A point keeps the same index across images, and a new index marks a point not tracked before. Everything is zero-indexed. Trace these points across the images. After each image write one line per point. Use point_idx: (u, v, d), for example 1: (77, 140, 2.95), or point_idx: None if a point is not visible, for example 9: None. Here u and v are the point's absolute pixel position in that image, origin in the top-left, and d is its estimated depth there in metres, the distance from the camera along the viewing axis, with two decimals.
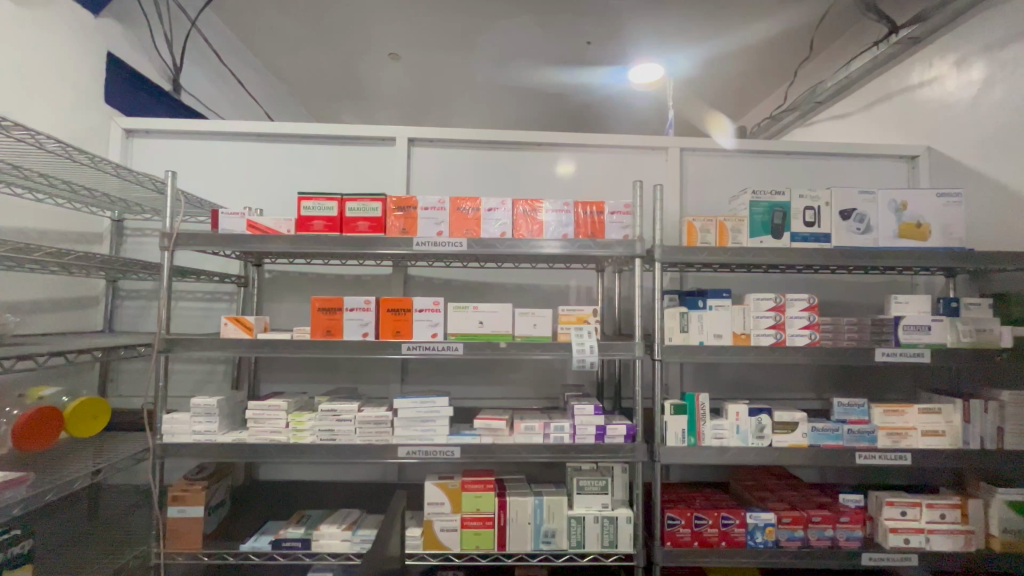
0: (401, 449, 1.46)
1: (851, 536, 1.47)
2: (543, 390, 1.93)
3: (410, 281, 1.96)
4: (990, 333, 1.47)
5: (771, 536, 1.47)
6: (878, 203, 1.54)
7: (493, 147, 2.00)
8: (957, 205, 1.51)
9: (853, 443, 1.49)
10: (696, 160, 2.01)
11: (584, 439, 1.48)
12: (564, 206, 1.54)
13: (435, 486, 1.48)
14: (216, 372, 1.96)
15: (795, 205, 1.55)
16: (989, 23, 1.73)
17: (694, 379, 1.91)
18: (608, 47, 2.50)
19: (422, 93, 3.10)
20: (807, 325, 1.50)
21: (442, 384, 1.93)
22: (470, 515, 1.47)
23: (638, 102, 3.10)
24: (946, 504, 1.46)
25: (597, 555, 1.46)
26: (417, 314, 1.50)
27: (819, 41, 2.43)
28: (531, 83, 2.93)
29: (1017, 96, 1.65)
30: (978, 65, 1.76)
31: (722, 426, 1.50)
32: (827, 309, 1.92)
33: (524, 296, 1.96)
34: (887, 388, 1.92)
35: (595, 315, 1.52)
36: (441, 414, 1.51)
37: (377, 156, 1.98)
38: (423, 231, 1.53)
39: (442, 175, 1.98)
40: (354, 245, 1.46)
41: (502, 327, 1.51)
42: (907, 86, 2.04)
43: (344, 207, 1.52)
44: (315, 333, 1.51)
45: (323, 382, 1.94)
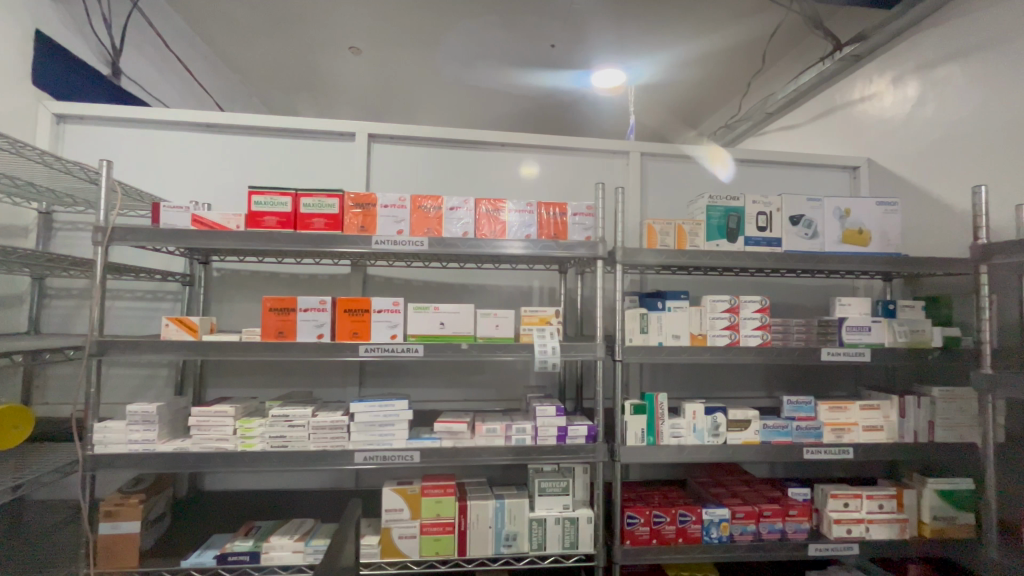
0: (358, 455, 1.41)
1: (799, 528, 1.54)
2: (505, 392, 1.92)
3: (370, 280, 1.90)
4: (922, 333, 1.57)
5: (725, 531, 1.52)
6: (824, 210, 1.61)
7: (456, 146, 1.97)
8: (894, 213, 1.60)
9: (801, 439, 1.56)
10: (656, 165, 2.06)
11: (545, 440, 1.47)
12: (527, 206, 1.54)
13: (393, 492, 1.45)
14: (157, 376, 1.83)
15: (749, 210, 1.60)
16: (922, 44, 1.86)
17: (653, 379, 1.94)
18: (571, 50, 2.52)
19: (384, 89, 3.03)
20: (759, 326, 1.56)
21: (403, 387, 1.88)
22: (430, 521, 1.44)
23: (601, 106, 3.16)
24: (884, 495, 1.54)
25: (558, 556, 1.46)
26: (376, 314, 1.45)
27: (770, 55, 2.55)
28: (495, 84, 2.92)
29: (946, 113, 1.78)
30: (912, 83, 1.89)
31: (680, 424, 1.54)
32: (777, 310, 2.00)
33: (487, 298, 1.94)
34: (832, 387, 2.02)
35: (557, 316, 1.52)
36: (401, 418, 1.47)
37: (335, 151, 1.91)
38: (383, 229, 1.48)
39: (404, 173, 1.93)
40: (311, 242, 1.40)
41: (464, 328, 1.49)
42: (849, 101, 2.18)
43: (298, 203, 1.45)
44: (266, 335, 1.44)
45: (276, 386, 1.85)
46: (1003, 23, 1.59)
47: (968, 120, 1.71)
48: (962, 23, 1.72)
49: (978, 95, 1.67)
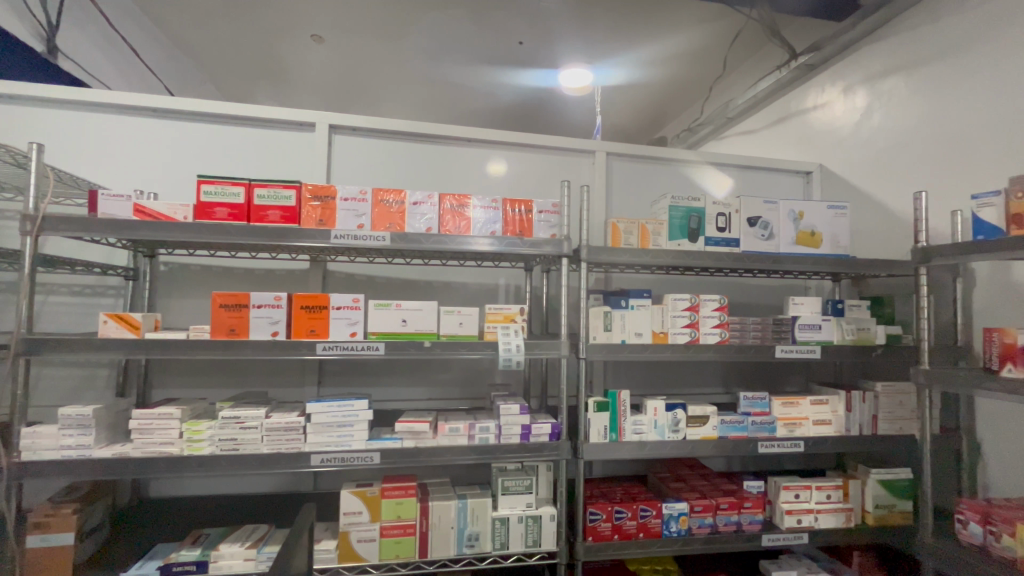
0: (314, 457, 1.36)
1: (753, 520, 1.59)
2: (470, 390, 1.90)
3: (330, 276, 1.84)
4: (868, 331, 1.66)
5: (684, 525, 1.55)
6: (780, 212, 1.66)
7: (421, 140, 1.92)
8: (843, 217, 1.68)
9: (756, 434, 1.61)
10: (622, 165, 2.08)
11: (509, 439, 1.46)
12: (493, 203, 1.52)
13: (351, 494, 1.40)
14: (96, 377, 1.71)
15: (709, 211, 1.64)
16: (871, 56, 1.95)
17: (616, 376, 1.97)
18: (539, 48, 2.51)
19: (348, 80, 2.94)
20: (717, 324, 1.60)
21: (365, 386, 1.83)
22: (390, 523, 1.41)
23: (568, 106, 3.18)
24: (832, 486, 1.61)
25: (521, 555, 1.45)
26: (334, 311, 1.40)
27: (731, 61, 2.63)
28: (463, 79, 2.88)
29: (891, 122, 1.88)
30: (861, 93, 1.99)
31: (641, 421, 1.56)
32: (736, 309, 2.06)
33: (452, 295, 1.91)
34: (786, 382, 2.09)
35: (522, 314, 1.51)
36: (361, 419, 1.42)
37: (293, 141, 1.83)
38: (342, 223, 1.44)
39: (366, 166, 1.88)
40: (265, 235, 1.34)
41: (426, 325, 1.45)
42: (803, 108, 2.28)
43: (252, 194, 1.38)
44: (216, 333, 1.36)
45: (229, 386, 1.76)
46: (943, 39, 1.69)
47: (910, 130, 1.81)
48: (907, 38, 1.81)
49: (920, 107, 1.77)
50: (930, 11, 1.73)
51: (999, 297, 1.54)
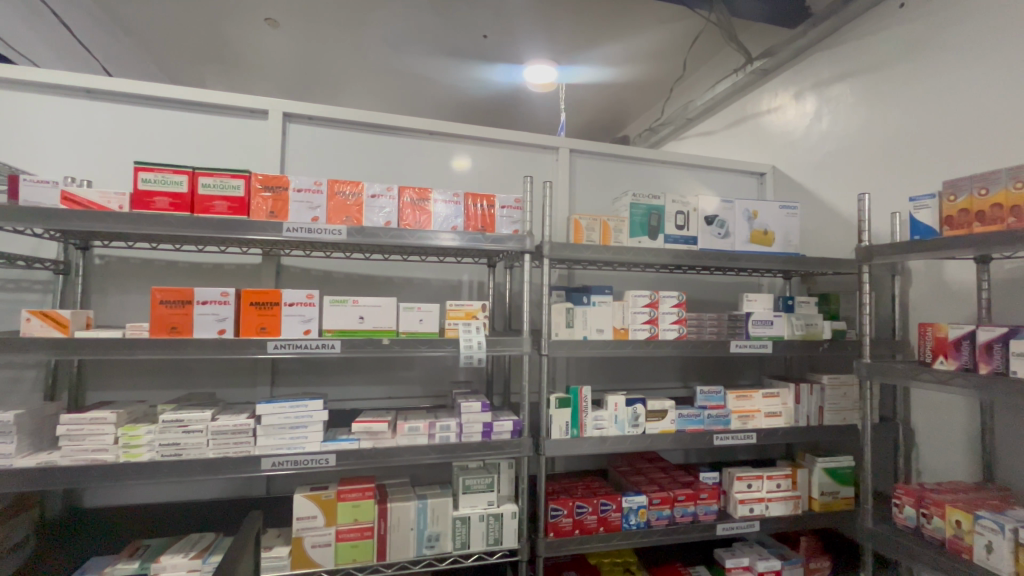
0: (265, 461, 1.29)
1: (708, 510, 1.64)
2: (431, 388, 1.86)
3: (284, 272, 1.76)
4: (816, 326, 1.73)
5: (643, 517, 1.58)
6: (735, 211, 1.71)
7: (381, 131, 1.87)
8: (794, 217, 1.74)
9: (712, 427, 1.65)
10: (585, 162, 2.09)
11: (470, 437, 1.44)
12: (454, 197, 1.49)
13: (305, 498, 1.35)
14: (21, 380, 1.57)
15: (668, 209, 1.67)
16: (820, 64, 2.05)
17: (579, 372, 1.98)
18: (504, 43, 2.49)
19: (305, 67, 2.82)
20: (676, 320, 1.63)
21: (321, 385, 1.76)
22: (346, 526, 1.37)
23: (533, 102, 3.17)
24: (782, 475, 1.68)
25: (482, 554, 1.44)
26: (287, 308, 1.34)
27: (691, 64, 2.70)
28: (426, 71, 2.82)
29: (838, 127, 1.97)
30: (811, 99, 2.09)
31: (602, 416, 1.57)
32: (694, 305, 2.11)
33: (414, 291, 1.87)
34: (741, 376, 2.17)
35: (484, 310, 1.49)
36: (315, 419, 1.37)
37: (244, 129, 1.74)
38: (296, 216, 1.37)
39: (324, 157, 1.80)
40: (210, 227, 1.26)
41: (385, 322, 1.41)
42: (759, 111, 2.36)
43: (196, 182, 1.30)
44: (155, 332, 1.27)
45: (173, 388, 1.65)
46: (887, 49, 1.78)
47: (856, 135, 1.90)
48: (854, 47, 1.90)
49: (864, 113, 1.87)
50: (875, 22, 1.82)
51: (932, 294, 1.64)
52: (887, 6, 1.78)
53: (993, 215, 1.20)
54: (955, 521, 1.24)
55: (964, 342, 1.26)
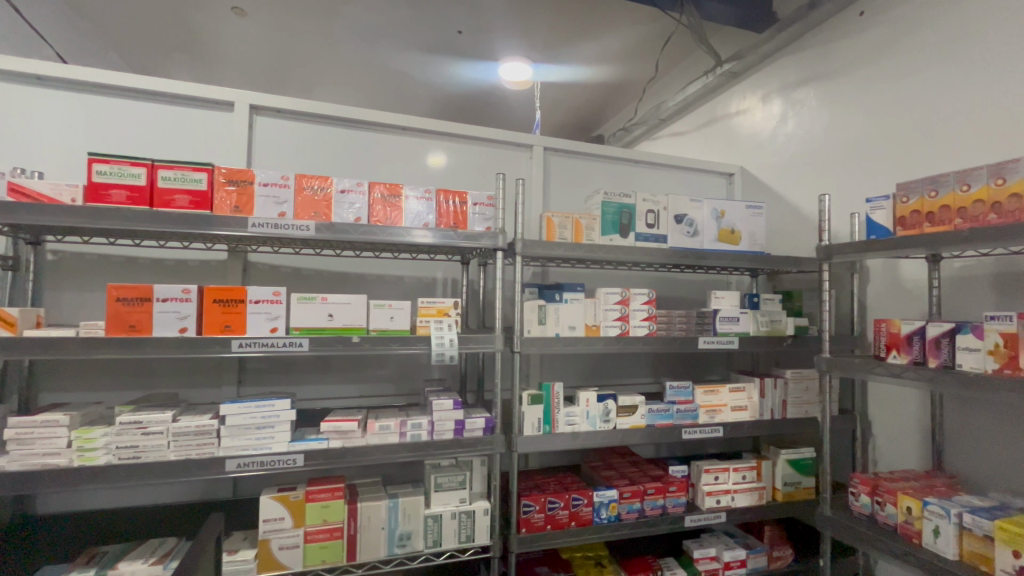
0: (229, 462, 1.26)
1: (677, 503, 1.67)
2: (404, 386, 1.84)
3: (251, 268, 1.71)
4: (780, 322, 1.79)
5: (614, 511, 1.60)
6: (704, 210, 1.75)
7: (353, 126, 1.83)
8: (759, 216, 1.79)
9: (680, 421, 1.69)
10: (559, 160, 2.10)
11: (442, 435, 1.44)
12: (426, 193, 1.48)
13: (272, 499, 1.32)
14: None
15: (639, 207, 1.70)
16: (785, 68, 2.11)
17: (552, 369, 2.00)
18: (478, 39, 2.48)
19: (275, 59, 2.75)
20: (646, 317, 1.66)
21: (291, 384, 1.73)
22: (315, 527, 1.34)
23: (509, 99, 3.17)
24: (747, 467, 1.73)
25: (454, 551, 1.44)
26: (252, 305, 1.31)
27: (663, 64, 2.74)
28: (401, 66, 2.78)
29: (802, 130, 2.04)
30: (777, 102, 2.15)
31: (574, 412, 1.59)
32: (665, 302, 2.15)
33: (386, 289, 1.85)
34: (710, 371, 2.22)
35: (456, 307, 1.49)
36: (283, 419, 1.34)
37: (209, 121, 1.68)
38: (261, 211, 1.34)
39: (293, 151, 1.76)
40: (170, 222, 1.21)
41: (355, 320, 1.39)
42: (728, 112, 2.42)
43: (155, 175, 1.25)
44: (111, 330, 1.22)
45: (132, 389, 1.59)
46: (849, 55, 1.85)
47: (819, 138, 1.97)
48: (817, 52, 1.97)
49: (826, 116, 1.94)
50: (837, 29, 1.89)
51: (888, 292, 1.72)
52: (849, 14, 1.84)
53: (942, 216, 1.26)
54: (906, 507, 1.30)
55: (915, 337, 1.32)
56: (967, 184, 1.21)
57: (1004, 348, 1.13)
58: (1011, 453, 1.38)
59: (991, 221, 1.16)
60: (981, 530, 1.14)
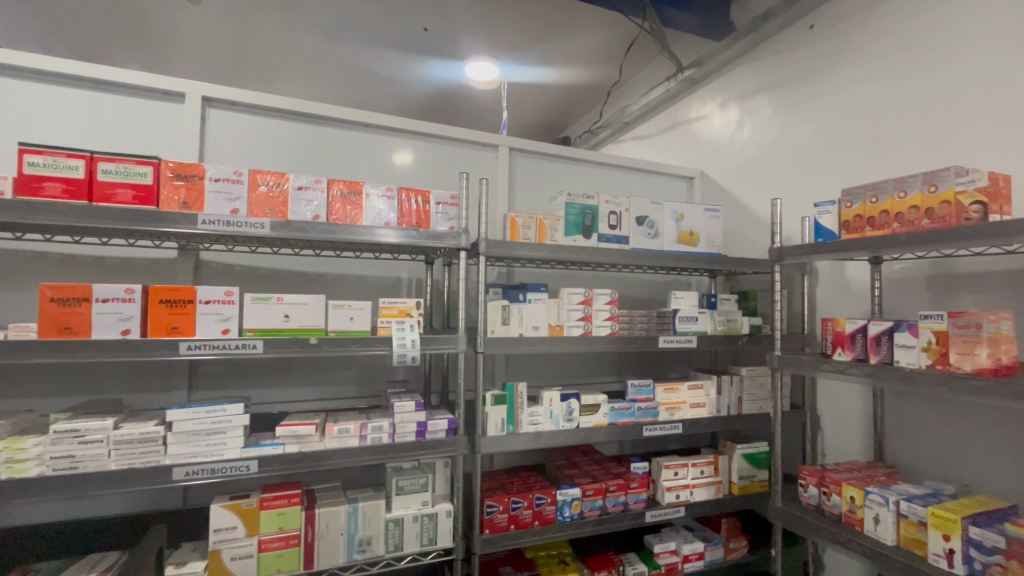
0: (176, 470, 1.20)
1: (638, 499, 1.71)
2: (366, 388, 1.80)
3: (203, 267, 1.64)
4: (736, 321, 1.85)
5: (577, 509, 1.62)
6: (664, 213, 1.79)
7: (313, 122, 1.78)
8: (717, 219, 1.85)
9: (641, 419, 1.72)
10: (525, 161, 2.11)
11: (403, 437, 1.41)
12: (388, 192, 1.46)
13: (223, 508, 1.27)
14: None
15: (602, 209, 1.72)
16: (742, 76, 2.19)
17: (517, 369, 2.00)
18: (444, 37, 2.45)
19: (232, 49, 2.64)
20: (608, 317, 1.68)
21: (246, 388, 1.66)
22: (270, 535, 1.30)
23: (475, 99, 3.15)
24: (705, 462, 1.78)
25: (416, 555, 1.42)
26: (202, 306, 1.25)
27: (627, 69, 2.79)
28: (365, 61, 2.73)
29: (758, 136, 2.12)
30: (734, 109, 2.23)
31: (537, 412, 1.60)
32: (628, 302, 2.19)
33: (348, 289, 1.80)
34: (671, 369, 2.27)
35: (418, 308, 1.47)
36: (235, 424, 1.29)
37: (157, 112, 1.60)
38: (212, 208, 1.28)
39: (249, 146, 1.70)
40: (111, 218, 1.15)
41: (312, 321, 1.35)
42: (689, 118, 2.49)
43: (94, 168, 1.18)
44: (44, 333, 1.14)
45: (70, 395, 1.50)
46: (800, 66, 1.93)
47: (773, 144, 2.05)
48: (771, 62, 2.05)
49: (780, 123, 2.02)
50: (790, 40, 1.97)
51: (836, 292, 1.80)
52: (800, 26, 1.93)
53: (881, 221, 1.34)
54: (850, 497, 1.37)
55: (857, 335, 1.40)
56: (904, 192, 1.29)
57: (936, 345, 1.20)
58: (944, 443, 1.47)
59: (924, 226, 1.24)
60: (916, 516, 1.22)
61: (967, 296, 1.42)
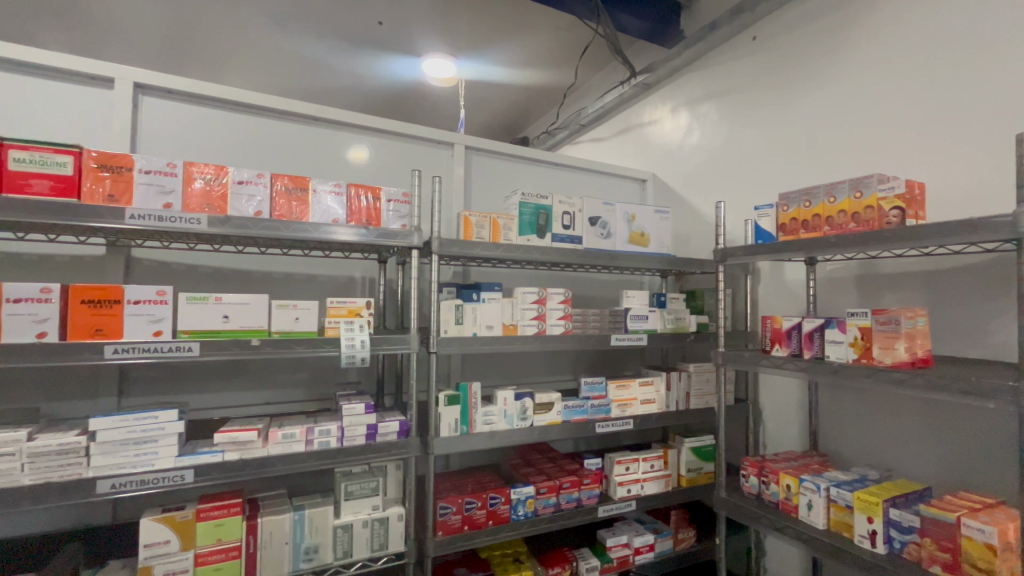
0: (101, 483, 1.11)
1: (591, 494, 1.73)
2: (315, 391, 1.74)
3: (135, 266, 1.54)
4: (684, 319, 1.91)
5: (530, 507, 1.63)
6: (616, 214, 1.83)
7: (258, 113, 1.70)
8: (666, 220, 1.91)
9: (594, 415, 1.75)
10: (481, 160, 2.10)
11: (352, 441, 1.37)
12: (337, 188, 1.41)
13: (155, 521, 1.20)
14: None
15: (556, 209, 1.73)
16: (691, 83, 2.27)
17: (473, 368, 1.99)
18: (400, 32, 2.41)
19: (170, 35, 2.49)
20: (562, 316, 1.70)
21: (184, 394, 1.57)
22: (208, 548, 1.23)
23: (433, 96, 3.11)
24: (655, 457, 1.83)
25: (366, 561, 1.38)
26: (130, 306, 1.17)
27: (583, 72, 2.84)
28: (316, 54, 2.64)
29: (706, 141, 2.20)
30: (684, 114, 2.31)
31: (491, 412, 1.59)
32: (583, 301, 2.23)
33: (296, 288, 1.74)
34: (624, 366, 2.33)
35: (368, 308, 1.43)
36: (169, 432, 1.21)
37: (82, 98, 1.48)
38: (142, 201, 1.20)
39: (187, 137, 1.61)
40: (23, 211, 1.05)
41: (254, 322, 1.29)
42: (642, 122, 2.56)
43: (4, 156, 1.07)
44: None
45: None
46: (744, 76, 2.03)
47: (719, 149, 2.14)
48: (718, 71, 2.14)
49: (725, 129, 2.11)
50: (734, 51, 2.06)
51: (775, 291, 1.90)
52: (744, 37, 2.02)
53: (814, 224, 1.42)
54: (786, 485, 1.45)
55: (793, 331, 1.47)
56: (833, 197, 1.37)
57: (861, 341, 1.29)
58: (870, 432, 1.58)
59: (850, 229, 1.32)
60: (844, 501, 1.30)
61: (890, 295, 1.53)
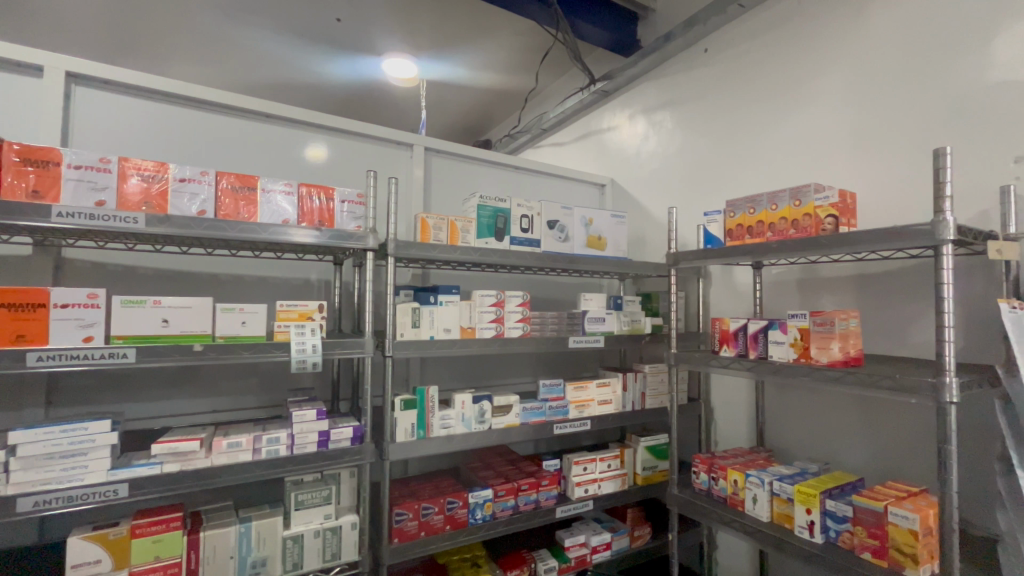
0: (22, 501, 1.04)
1: (549, 496, 1.75)
2: (265, 398, 1.68)
3: (66, 267, 1.44)
4: (639, 321, 1.96)
5: (488, 510, 1.62)
6: (574, 217, 1.86)
7: (204, 108, 1.63)
8: (622, 225, 1.95)
9: (552, 417, 1.76)
10: (441, 161, 2.09)
11: (303, 448, 1.33)
12: (287, 187, 1.37)
13: (85, 540, 1.12)
14: None
15: (514, 212, 1.74)
16: (647, 91, 2.34)
17: (431, 371, 1.98)
18: (358, 30, 2.37)
19: (109, 23, 2.35)
20: (521, 318, 1.70)
21: (120, 402, 1.48)
22: (144, 567, 1.16)
23: (393, 96, 3.07)
24: (612, 457, 1.86)
25: (317, 572, 1.34)
26: (57, 310, 1.09)
27: (544, 77, 2.87)
28: (270, 48, 2.55)
29: (661, 149, 2.27)
30: (640, 122, 2.38)
31: (449, 415, 1.58)
32: (542, 304, 2.26)
33: (246, 291, 1.67)
34: (583, 367, 2.37)
35: (321, 311, 1.39)
36: (100, 445, 1.13)
37: (6, 86, 1.37)
38: (71, 198, 1.13)
39: (126, 131, 1.52)
40: None
41: (196, 326, 1.23)
42: (601, 128, 2.62)
43: None
44: None
45: None
46: (696, 86, 2.11)
47: (673, 156, 2.21)
48: (672, 81, 2.22)
49: (679, 137, 2.19)
50: (687, 62, 2.14)
51: (725, 293, 1.98)
52: (695, 50, 2.11)
53: (758, 230, 1.49)
54: (733, 480, 1.51)
55: (740, 333, 1.54)
56: (775, 204, 1.44)
57: (800, 341, 1.35)
58: (811, 428, 1.66)
59: (790, 235, 1.39)
60: (786, 494, 1.36)
61: (827, 298, 1.62)
